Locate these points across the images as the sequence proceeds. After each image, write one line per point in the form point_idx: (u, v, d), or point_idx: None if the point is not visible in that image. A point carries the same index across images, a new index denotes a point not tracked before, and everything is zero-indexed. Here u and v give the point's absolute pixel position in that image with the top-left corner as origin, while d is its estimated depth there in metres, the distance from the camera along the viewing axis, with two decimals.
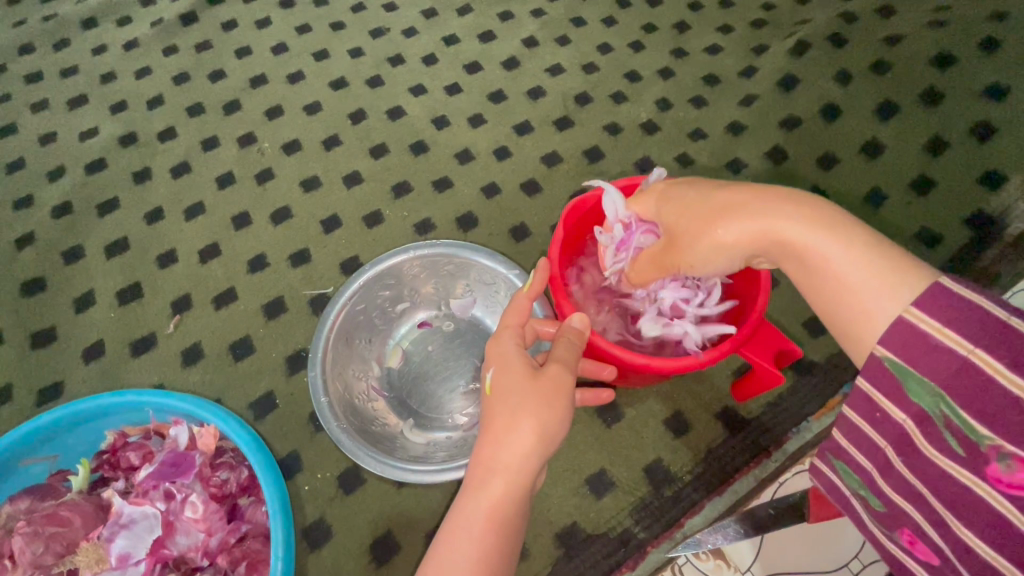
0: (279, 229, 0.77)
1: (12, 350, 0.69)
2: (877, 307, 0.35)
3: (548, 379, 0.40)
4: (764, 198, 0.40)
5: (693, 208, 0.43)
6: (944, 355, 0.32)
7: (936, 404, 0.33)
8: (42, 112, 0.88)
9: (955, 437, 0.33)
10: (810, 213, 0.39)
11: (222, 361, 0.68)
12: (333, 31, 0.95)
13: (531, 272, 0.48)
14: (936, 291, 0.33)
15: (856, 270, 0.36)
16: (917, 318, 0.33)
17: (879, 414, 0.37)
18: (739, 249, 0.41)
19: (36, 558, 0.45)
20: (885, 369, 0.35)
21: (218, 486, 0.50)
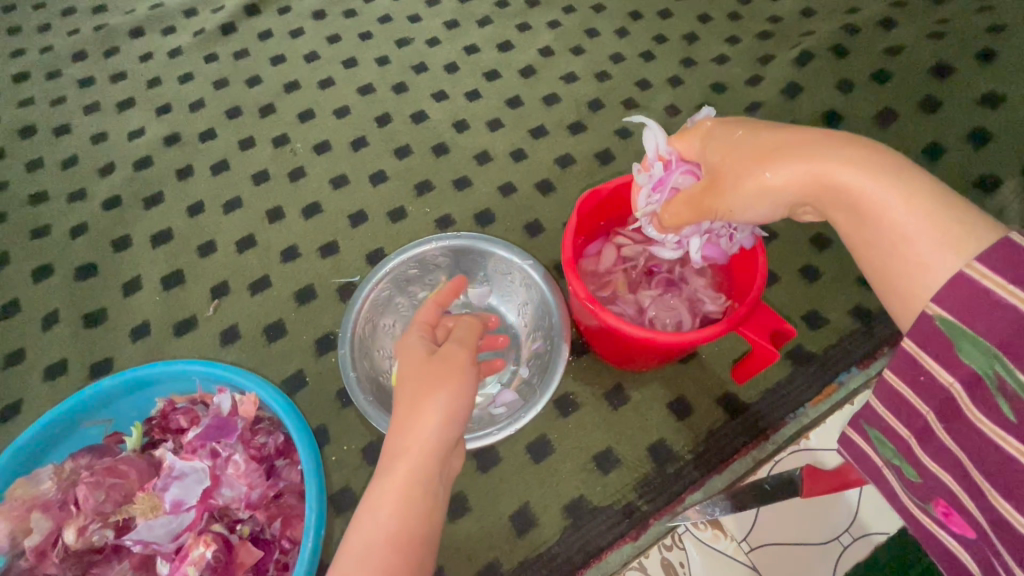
0: (309, 222, 0.82)
1: (66, 328, 0.75)
2: (930, 257, 0.37)
3: (439, 360, 0.47)
4: (826, 145, 0.42)
5: (740, 151, 0.45)
6: (1006, 313, 0.33)
7: (989, 363, 0.35)
8: (94, 114, 0.96)
9: (1005, 398, 0.35)
10: (874, 163, 0.40)
11: (257, 342, 0.73)
12: (361, 40, 1.01)
13: (441, 285, 0.58)
14: (1001, 247, 0.34)
15: (917, 219, 0.37)
16: (978, 273, 0.34)
17: (923, 377, 0.39)
18: (789, 192, 0.43)
19: (98, 505, 0.51)
20: (936, 330, 0.37)
21: (257, 448, 0.56)
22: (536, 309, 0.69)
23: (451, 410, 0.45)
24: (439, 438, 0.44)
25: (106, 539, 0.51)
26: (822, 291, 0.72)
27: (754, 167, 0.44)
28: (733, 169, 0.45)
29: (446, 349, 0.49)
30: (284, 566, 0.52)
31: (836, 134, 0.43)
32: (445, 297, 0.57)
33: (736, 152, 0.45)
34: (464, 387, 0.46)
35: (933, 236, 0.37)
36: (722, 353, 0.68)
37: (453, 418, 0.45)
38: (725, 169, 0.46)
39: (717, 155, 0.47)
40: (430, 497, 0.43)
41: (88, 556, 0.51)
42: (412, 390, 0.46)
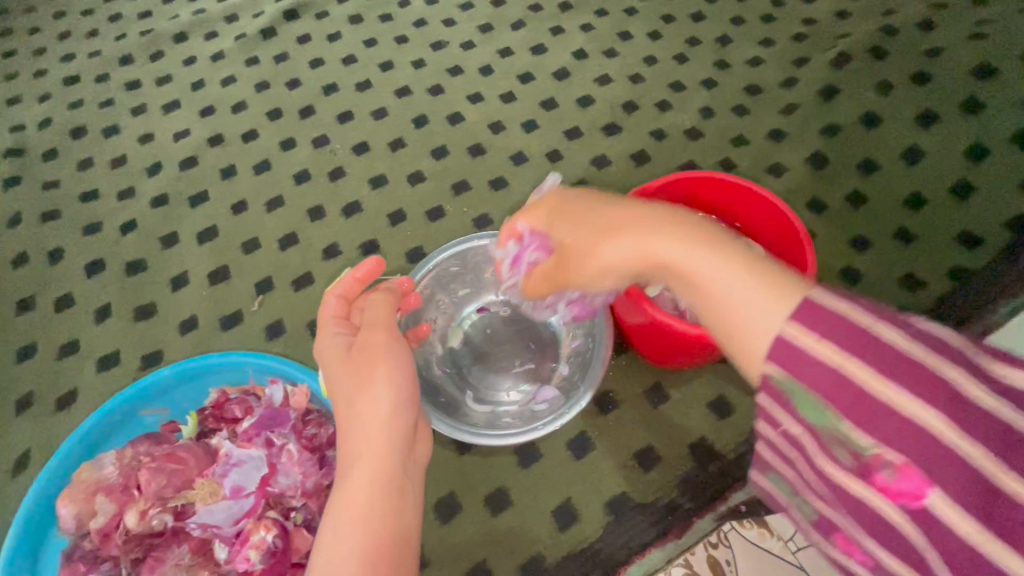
0: (350, 220, 0.84)
1: (118, 321, 0.78)
2: (748, 323, 0.38)
3: (355, 363, 0.49)
4: (646, 221, 0.45)
5: (582, 229, 0.48)
6: (821, 367, 0.34)
7: (819, 416, 0.36)
8: (141, 116, 0.99)
9: (841, 448, 0.36)
10: (691, 234, 0.42)
11: (301, 336, 0.75)
12: (397, 44, 1.03)
13: (346, 271, 0.57)
14: (806, 308, 0.36)
15: (731, 282, 0.39)
16: (792, 332, 0.36)
17: (781, 429, 0.39)
18: (625, 262, 0.45)
19: (159, 490, 0.53)
20: (777, 388, 0.37)
21: (309, 438, 0.57)
22: None
23: (394, 400, 0.47)
24: (389, 430, 0.47)
25: (165, 523, 0.53)
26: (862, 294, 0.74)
27: (593, 246, 0.47)
28: (582, 241, 0.48)
29: (364, 338, 0.51)
30: None
31: (658, 207, 0.46)
32: (352, 286, 0.57)
33: (581, 227, 0.49)
34: (395, 377, 0.48)
35: (743, 299, 0.38)
36: None
37: (399, 410, 0.48)
38: (576, 244, 0.49)
39: (567, 227, 0.50)
40: (398, 490, 0.45)
41: (149, 539, 0.53)
42: (345, 389, 0.49)
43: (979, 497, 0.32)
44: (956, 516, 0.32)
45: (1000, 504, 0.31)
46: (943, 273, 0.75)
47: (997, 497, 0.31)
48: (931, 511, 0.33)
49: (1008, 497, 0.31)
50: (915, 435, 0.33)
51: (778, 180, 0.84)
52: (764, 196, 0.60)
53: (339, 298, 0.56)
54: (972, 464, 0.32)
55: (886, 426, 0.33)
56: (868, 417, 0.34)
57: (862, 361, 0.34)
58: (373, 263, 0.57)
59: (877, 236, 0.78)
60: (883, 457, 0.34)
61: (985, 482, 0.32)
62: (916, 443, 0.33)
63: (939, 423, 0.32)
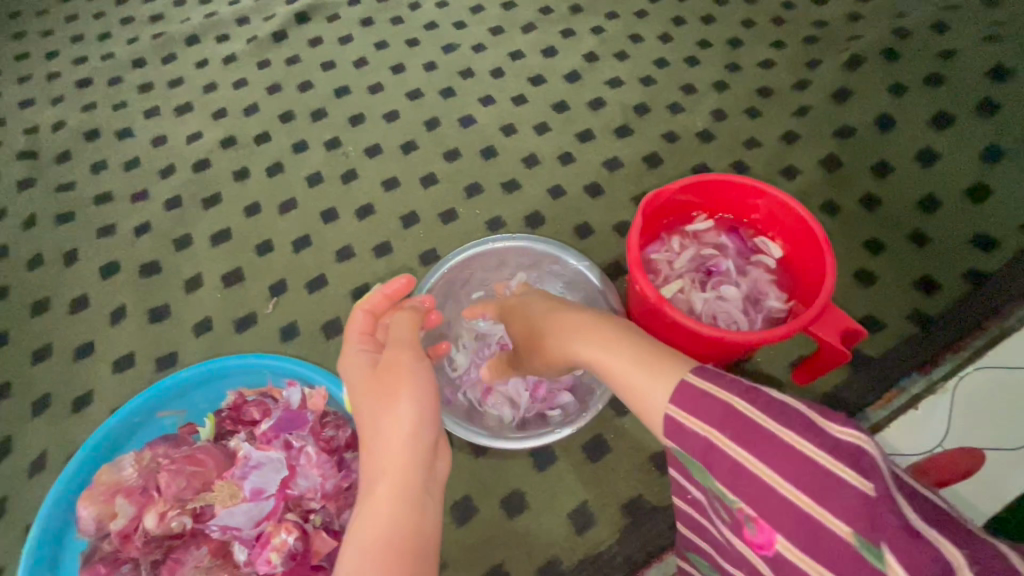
0: (364, 223, 0.84)
1: (133, 323, 0.78)
2: (642, 408, 0.44)
3: (380, 381, 0.51)
4: (571, 323, 0.55)
5: (528, 326, 0.60)
6: (694, 436, 0.40)
7: (704, 478, 0.41)
8: (154, 118, 1.00)
9: (723, 507, 0.41)
10: (601, 336, 0.51)
11: (316, 338, 0.75)
12: (408, 47, 1.04)
13: (373, 290, 0.61)
14: (681, 388, 0.42)
15: (627, 367, 0.46)
16: (677, 413, 0.41)
17: (691, 495, 0.46)
18: (561, 352, 0.55)
19: (179, 492, 0.53)
20: (676, 458, 0.44)
21: (327, 441, 0.57)
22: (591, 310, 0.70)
23: (417, 417, 0.48)
24: (411, 444, 0.47)
25: (184, 525, 0.53)
26: (877, 296, 0.74)
27: (534, 346, 0.59)
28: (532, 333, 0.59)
29: (389, 358, 0.52)
30: None
31: (583, 311, 0.56)
32: (379, 303, 0.60)
33: (531, 323, 0.60)
34: (421, 394, 0.49)
35: (635, 387, 0.45)
36: (780, 356, 0.69)
37: (422, 428, 0.48)
38: (529, 337, 0.60)
39: (524, 322, 0.61)
40: (418, 506, 0.45)
41: (167, 541, 0.53)
42: (370, 407, 0.50)
43: (806, 538, 0.35)
44: (804, 561, 0.36)
45: (826, 546, 0.34)
46: (959, 274, 0.74)
47: (825, 538, 0.34)
48: (785, 557, 0.37)
49: (831, 538, 0.34)
50: (763, 491, 0.37)
51: (791, 183, 0.84)
52: (781, 199, 0.57)
53: (367, 317, 0.59)
54: (805, 511, 0.35)
55: (741, 486, 0.38)
56: (729, 479, 0.39)
57: (722, 429, 0.39)
58: (404, 283, 0.61)
59: (892, 238, 0.78)
60: (746, 510, 0.39)
61: (811, 524, 0.35)
62: (765, 499, 0.37)
63: (774, 478, 0.36)
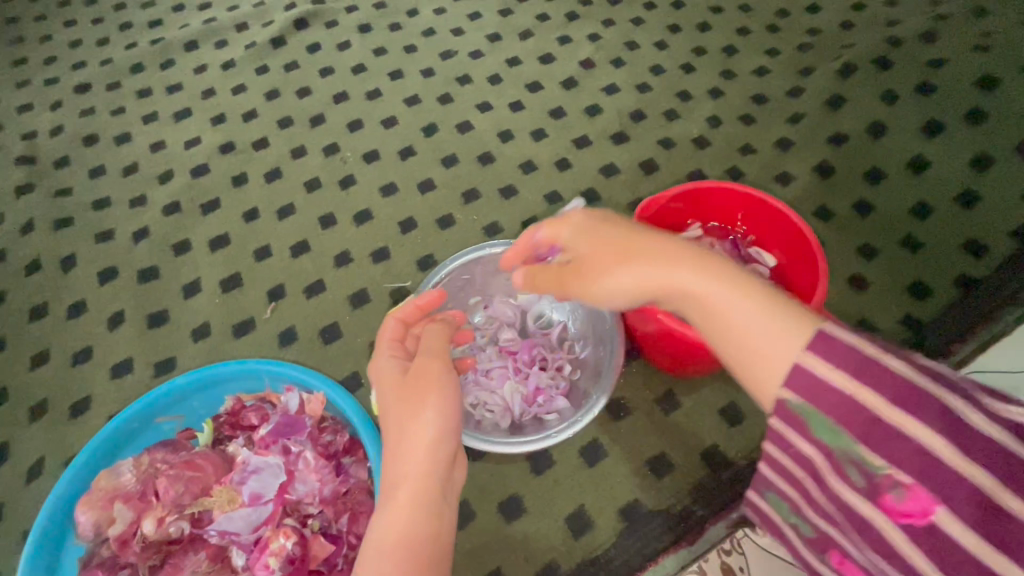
0: (362, 228, 0.85)
1: (131, 328, 0.78)
2: (774, 355, 0.39)
3: (410, 383, 0.49)
4: (676, 250, 0.45)
5: (606, 246, 0.48)
6: (837, 393, 0.37)
7: (834, 438, 0.38)
8: (152, 124, 1.00)
9: (855, 470, 0.38)
10: (718, 269, 0.43)
11: (314, 343, 0.76)
12: (406, 53, 1.04)
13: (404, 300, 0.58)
14: (821, 340, 0.38)
15: (748, 314, 0.41)
16: (814, 362, 0.38)
17: (792, 449, 0.42)
18: (643, 288, 0.45)
19: (177, 497, 0.53)
20: (793, 412, 0.39)
21: (324, 445, 0.57)
22: (588, 315, 0.70)
23: (440, 425, 0.47)
24: (432, 452, 0.46)
25: (182, 531, 0.53)
26: (870, 302, 0.75)
27: (613, 265, 0.47)
28: (601, 261, 0.47)
29: (421, 364, 0.50)
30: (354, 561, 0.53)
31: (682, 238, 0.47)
32: (410, 312, 0.57)
33: (600, 249, 0.48)
34: (448, 403, 0.48)
35: (769, 330, 0.40)
36: None
37: (446, 435, 0.47)
38: (592, 264, 0.48)
39: (584, 248, 0.49)
40: (435, 512, 0.45)
41: (166, 546, 0.53)
42: (397, 414, 0.48)
43: (979, 513, 0.33)
44: (962, 532, 0.34)
45: (991, 521, 0.33)
46: (950, 280, 0.75)
47: (989, 511, 0.33)
48: (939, 529, 0.34)
49: (1007, 516, 0.32)
50: (919, 457, 0.34)
51: (785, 189, 0.85)
52: (774, 208, 0.59)
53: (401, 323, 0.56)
54: (970, 481, 0.33)
55: (896, 452, 0.35)
56: (882, 441, 0.36)
57: (868, 386, 0.36)
58: (436, 295, 0.58)
59: (884, 244, 0.79)
60: (895, 476, 0.35)
61: (980, 499, 0.33)
62: (922, 465, 0.34)
63: (940, 445, 0.34)
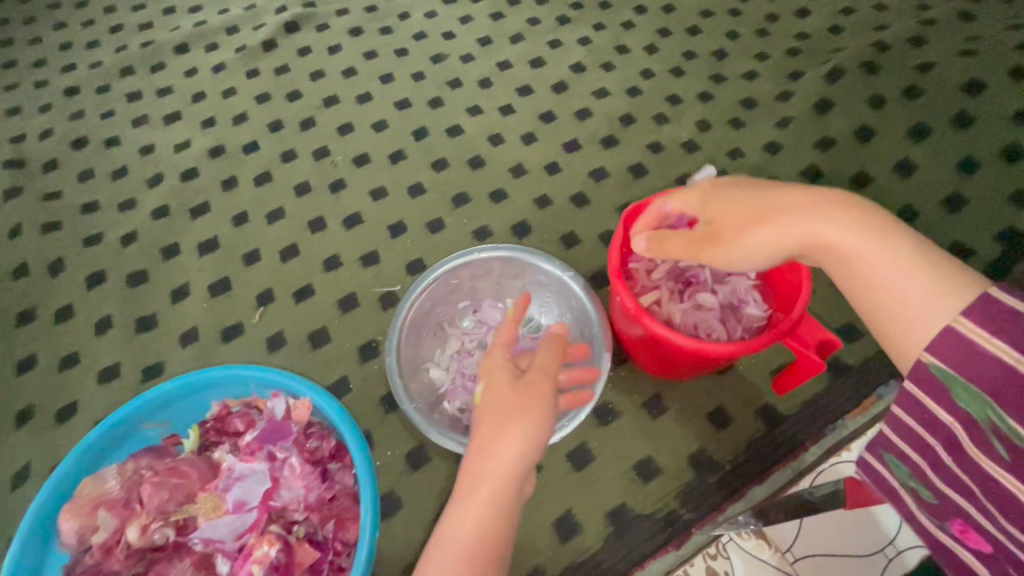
0: (351, 232, 0.85)
1: (118, 333, 0.78)
2: (926, 315, 0.40)
3: (523, 388, 0.50)
4: (823, 206, 0.45)
5: (745, 207, 0.48)
6: (992, 362, 0.36)
7: (984, 410, 0.37)
8: (142, 127, 1.00)
9: (1001, 442, 0.37)
10: (871, 227, 0.43)
11: (302, 348, 0.75)
12: (397, 56, 1.04)
13: (515, 300, 0.60)
14: (986, 307, 0.37)
15: (902, 272, 0.42)
16: (969, 330, 0.37)
17: (927, 416, 0.42)
18: (785, 247, 0.46)
19: (161, 504, 0.53)
20: (932, 376, 0.39)
21: (310, 451, 0.57)
22: (577, 320, 0.70)
23: (531, 441, 0.48)
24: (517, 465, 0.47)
25: (166, 538, 0.53)
26: None
27: (754, 224, 0.47)
28: (738, 224, 0.48)
29: (532, 376, 0.51)
30: (339, 567, 0.53)
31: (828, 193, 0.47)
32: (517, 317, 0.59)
33: (737, 213, 0.49)
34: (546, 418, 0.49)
35: (923, 291, 0.40)
36: (762, 363, 0.69)
37: (534, 449, 0.48)
38: (727, 227, 0.49)
39: (718, 213, 0.50)
40: (508, 520, 0.46)
41: (150, 554, 0.53)
42: (494, 417, 0.49)
43: None
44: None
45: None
46: None
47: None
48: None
49: None
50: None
51: None
52: None
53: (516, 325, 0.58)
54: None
55: None
56: None
57: None
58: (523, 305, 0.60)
59: None
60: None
61: None
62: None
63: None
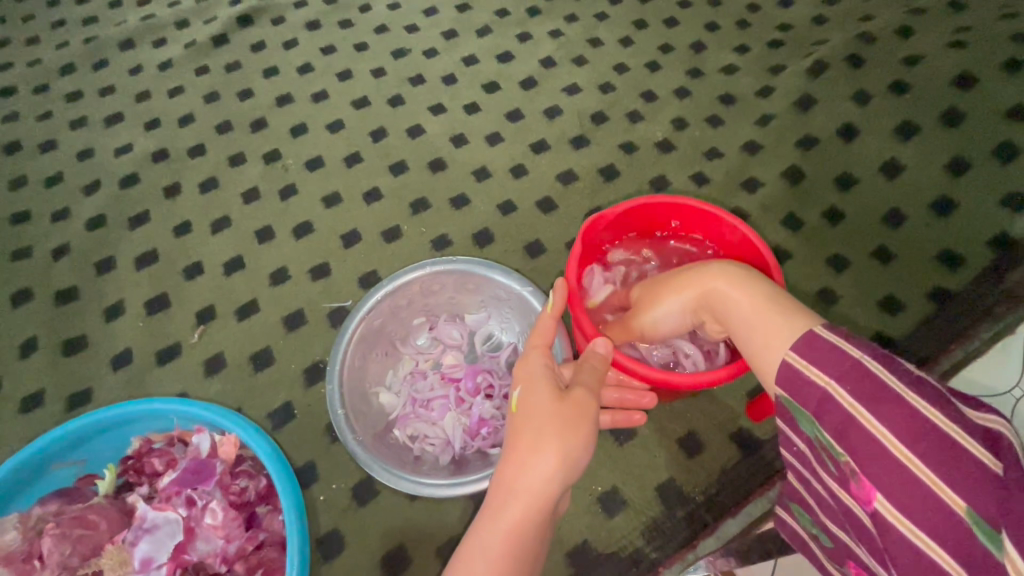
0: (300, 242, 0.79)
1: (45, 357, 0.72)
2: (772, 353, 0.42)
3: (570, 402, 0.42)
4: (695, 267, 0.49)
5: (648, 285, 0.54)
6: (810, 387, 0.39)
7: (812, 428, 0.40)
8: (80, 129, 0.93)
9: (830, 460, 0.40)
10: (737, 277, 0.46)
11: (243, 371, 0.70)
12: (356, 52, 0.98)
13: (551, 293, 0.50)
14: (808, 339, 0.40)
15: (753, 311, 0.44)
16: (796, 361, 0.40)
17: (797, 448, 0.44)
18: (681, 304, 0.49)
19: (64, 559, 0.49)
20: (785, 408, 0.42)
21: (237, 493, 0.54)
22: None
23: (570, 460, 0.40)
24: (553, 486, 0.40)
25: None
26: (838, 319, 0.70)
27: (651, 297, 0.52)
28: (646, 292, 0.53)
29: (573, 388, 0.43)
30: None
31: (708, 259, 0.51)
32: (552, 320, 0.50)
33: (648, 286, 0.54)
34: (588, 438, 0.41)
35: (768, 332, 0.42)
36: (736, 384, 0.64)
37: (572, 469, 0.41)
38: (639, 297, 0.55)
39: (639, 289, 0.55)
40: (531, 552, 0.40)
41: None
42: (537, 425, 0.41)
43: (914, 503, 0.34)
44: (899, 519, 0.35)
45: (932, 514, 0.34)
46: (922, 293, 0.72)
47: (926, 504, 0.34)
48: (881, 516, 0.36)
49: (940, 510, 0.34)
50: (872, 451, 0.36)
51: (752, 196, 0.80)
52: (730, 223, 0.55)
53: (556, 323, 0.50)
54: (917, 478, 0.34)
55: (853, 441, 0.37)
56: (837, 432, 0.38)
57: (840, 385, 0.37)
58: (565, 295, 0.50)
59: (854, 255, 0.75)
60: (851, 464, 0.38)
61: (919, 491, 0.34)
62: (872, 457, 0.36)
63: (892, 442, 0.35)
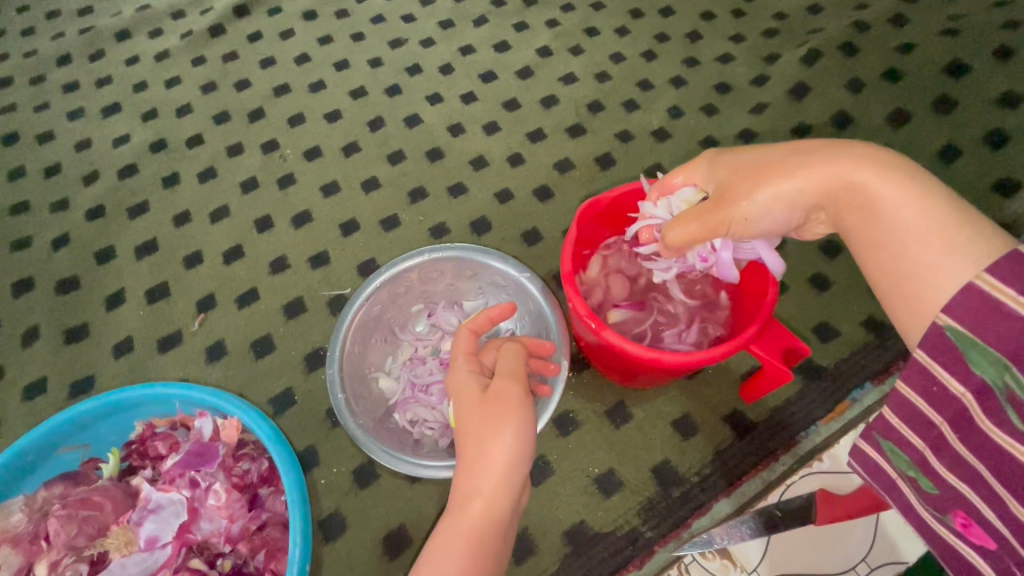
0: (300, 231, 0.79)
1: (47, 344, 0.73)
2: (947, 264, 0.37)
3: (495, 398, 0.44)
4: (838, 150, 0.42)
5: (750, 168, 0.45)
6: (1016, 322, 0.33)
7: (1000, 375, 0.34)
8: (77, 120, 0.93)
9: (1016, 411, 0.34)
10: (894, 168, 0.40)
11: (244, 358, 0.71)
12: (353, 41, 0.98)
13: (477, 310, 0.55)
14: (1010, 259, 0.34)
15: (926, 212, 0.38)
16: (989, 287, 0.34)
17: (936, 389, 0.38)
18: (808, 198, 0.43)
19: (70, 539, 0.51)
20: (946, 341, 0.36)
21: (240, 476, 0.56)
22: (534, 325, 0.66)
23: (517, 453, 0.42)
24: (508, 478, 0.42)
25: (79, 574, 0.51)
26: (834, 304, 0.69)
27: (766, 179, 0.44)
28: (746, 177, 0.45)
29: (501, 386, 0.46)
30: None
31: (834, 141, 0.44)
32: (481, 323, 0.54)
33: (747, 171, 0.45)
34: (529, 427, 0.43)
35: (944, 239, 0.37)
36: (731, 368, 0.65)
37: (519, 460, 0.43)
38: (730, 185, 0.46)
39: (729, 171, 0.47)
40: (499, 542, 0.41)
41: None
42: (473, 431, 0.44)
43: None
44: None
45: None
46: None
47: None
48: None
49: None
50: None
51: None
52: None
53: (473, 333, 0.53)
54: None
55: None
56: None
57: None
58: (506, 308, 0.56)
59: None
60: None
61: None
62: None
63: None
